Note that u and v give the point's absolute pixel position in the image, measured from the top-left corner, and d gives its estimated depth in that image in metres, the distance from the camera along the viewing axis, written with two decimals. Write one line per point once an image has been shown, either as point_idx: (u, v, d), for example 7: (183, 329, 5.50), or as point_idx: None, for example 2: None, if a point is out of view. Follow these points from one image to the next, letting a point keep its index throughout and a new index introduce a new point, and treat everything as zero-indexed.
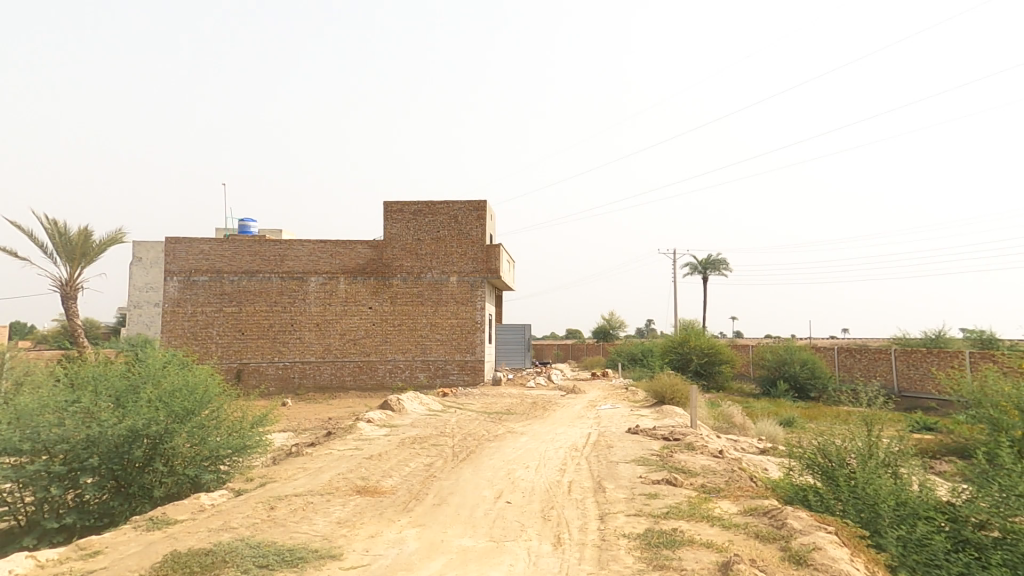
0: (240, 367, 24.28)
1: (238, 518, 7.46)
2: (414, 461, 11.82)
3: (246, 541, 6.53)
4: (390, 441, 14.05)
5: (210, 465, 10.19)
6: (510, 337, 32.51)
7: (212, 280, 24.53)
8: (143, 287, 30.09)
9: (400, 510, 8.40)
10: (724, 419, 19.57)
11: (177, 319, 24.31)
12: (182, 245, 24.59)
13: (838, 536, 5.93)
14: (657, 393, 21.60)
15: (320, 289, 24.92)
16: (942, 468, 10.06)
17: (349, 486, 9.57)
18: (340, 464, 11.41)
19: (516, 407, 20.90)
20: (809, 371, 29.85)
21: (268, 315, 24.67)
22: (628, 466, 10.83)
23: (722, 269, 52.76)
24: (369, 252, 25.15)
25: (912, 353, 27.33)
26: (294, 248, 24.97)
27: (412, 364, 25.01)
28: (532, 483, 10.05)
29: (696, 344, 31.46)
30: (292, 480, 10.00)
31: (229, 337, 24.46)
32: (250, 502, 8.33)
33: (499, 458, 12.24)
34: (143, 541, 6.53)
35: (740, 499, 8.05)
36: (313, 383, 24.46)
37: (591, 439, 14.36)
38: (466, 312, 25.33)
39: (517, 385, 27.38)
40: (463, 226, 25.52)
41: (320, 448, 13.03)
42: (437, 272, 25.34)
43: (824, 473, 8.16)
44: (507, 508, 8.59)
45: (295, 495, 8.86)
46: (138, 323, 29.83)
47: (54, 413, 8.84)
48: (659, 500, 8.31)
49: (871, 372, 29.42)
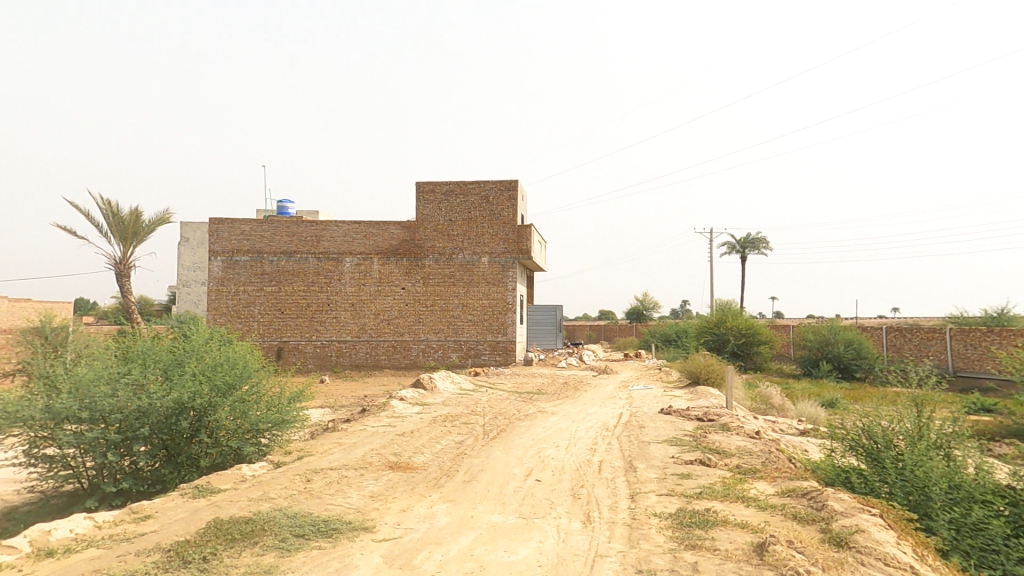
0: (280, 346, 25.15)
1: (276, 489, 7.74)
2: (445, 439, 12.00)
3: (284, 511, 6.75)
4: (423, 418, 14.29)
5: (252, 438, 10.62)
6: (541, 318, 32.45)
7: (253, 260, 25.33)
8: (191, 267, 31.41)
9: (430, 486, 8.53)
10: (762, 400, 19.02)
11: (221, 298, 25.31)
12: (224, 226, 25.41)
13: (883, 518, 5.63)
14: (692, 373, 21.16)
15: (354, 270, 25.39)
16: (1002, 451, 9.45)
17: (382, 462, 9.78)
18: (374, 440, 11.68)
19: (548, 387, 20.91)
20: (855, 351, 28.59)
21: (306, 296, 25.38)
22: (660, 446, 10.65)
23: (762, 248, 50.93)
24: (402, 234, 25.41)
25: (970, 333, 25.89)
26: (330, 229, 25.45)
27: (444, 344, 25.32)
28: (562, 462, 10.02)
29: (734, 324, 30.60)
30: (328, 454, 10.31)
31: (270, 316, 25.32)
32: (288, 474, 8.63)
33: (529, 437, 12.27)
34: (189, 507, 6.86)
35: (777, 480, 7.77)
36: (349, 361, 25.13)
37: (622, 420, 14.21)
38: (497, 292, 25.36)
39: (548, 365, 27.39)
40: (495, 206, 25.37)
41: (355, 424, 13.39)
42: (469, 253, 25.38)
43: (869, 455, 7.79)
44: (536, 485, 8.60)
45: (330, 468, 9.12)
46: (187, 301, 31.27)
47: (108, 384, 9.30)
48: (691, 480, 8.13)
49: (923, 353, 27.97)
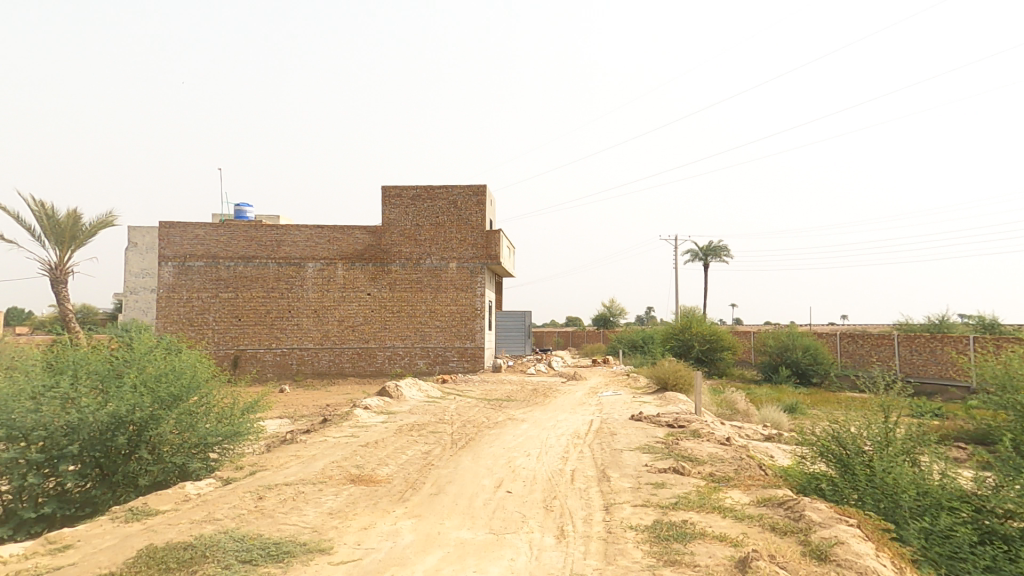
0: (237, 354, 23.90)
1: (223, 509, 7.08)
2: (412, 449, 11.47)
3: (230, 533, 6.15)
4: (387, 428, 13.69)
5: (200, 453, 9.84)
6: (510, 324, 32.15)
7: (208, 265, 24.04)
8: (139, 273, 29.62)
9: (395, 500, 8.02)
10: (727, 406, 19.23)
11: (172, 304, 23.88)
12: (176, 229, 24.05)
13: (860, 529, 5.53)
14: (659, 379, 21.23)
15: (317, 275, 24.46)
16: (960, 454, 9.68)
17: (344, 475, 9.19)
18: (335, 452, 11.04)
19: (517, 394, 20.55)
20: (812, 357, 29.46)
21: (265, 302, 24.25)
22: (632, 454, 10.46)
23: (723, 256, 52.37)
24: (367, 238, 24.66)
25: (915, 339, 27.08)
26: (291, 233, 24.45)
27: (411, 351, 24.64)
28: (533, 472, 9.69)
29: (698, 331, 31.08)
30: (285, 468, 9.64)
31: (226, 323, 24.05)
32: (238, 491, 7.96)
33: (499, 446, 11.88)
34: (120, 533, 6.16)
35: (751, 489, 7.66)
36: (312, 369, 24.13)
37: (593, 427, 13.99)
38: (465, 299, 24.90)
39: (517, 372, 27.06)
40: (463, 212, 24.97)
41: (315, 436, 12.67)
42: (436, 258, 24.86)
43: (840, 462, 7.78)
44: (507, 498, 8.22)
45: (286, 484, 8.49)
46: (135, 309, 29.43)
47: (31, 398, 8.39)
48: (666, 490, 7.93)
49: (874, 357, 29.12)
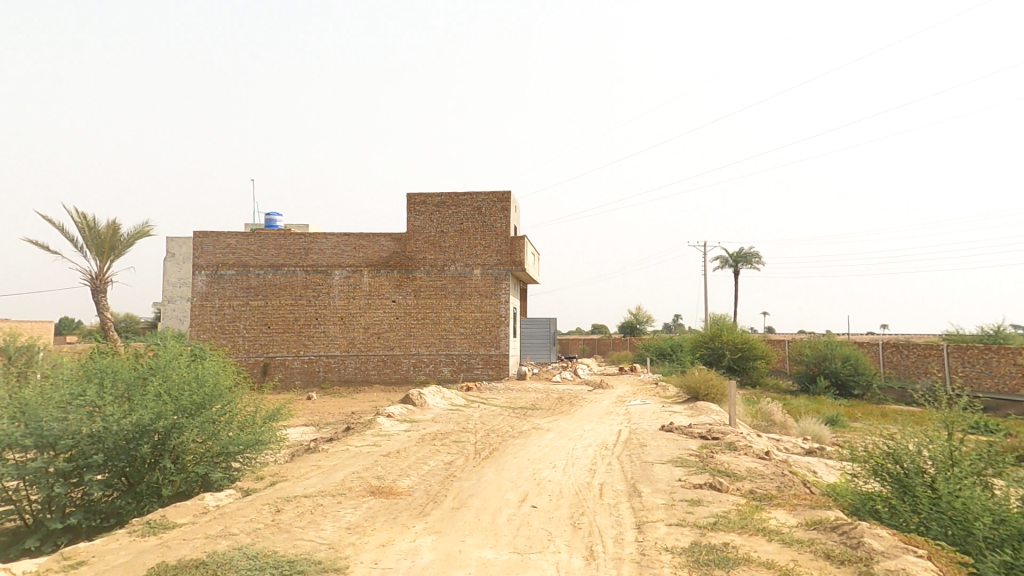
0: (266, 361, 24.17)
1: (240, 523, 6.89)
2: (434, 459, 11.16)
3: (244, 550, 5.92)
4: (410, 437, 13.44)
5: (222, 463, 9.74)
6: (535, 332, 31.71)
7: (239, 274, 24.45)
8: (176, 282, 30.43)
9: (415, 514, 7.70)
10: (762, 417, 18.32)
11: (205, 312, 24.35)
12: (210, 239, 24.57)
13: (931, 561, 4.92)
14: (690, 389, 20.44)
15: (344, 283, 24.59)
16: None
17: (364, 487, 8.94)
18: (356, 462, 10.82)
19: (542, 403, 20.07)
20: (853, 366, 28.06)
21: (293, 309, 24.49)
22: (664, 468, 9.89)
23: (755, 262, 50.78)
24: (392, 245, 24.70)
25: (968, 350, 25.47)
26: (319, 241, 24.69)
27: (436, 359, 24.47)
28: (559, 485, 9.25)
29: (729, 339, 30.02)
30: (305, 478, 9.45)
31: (256, 330, 24.37)
32: (256, 503, 7.78)
33: (523, 457, 11.47)
34: (135, 548, 6.01)
35: (798, 508, 7.05)
36: (338, 376, 24.21)
37: (622, 438, 13.42)
38: (490, 306, 24.62)
39: (542, 380, 26.60)
40: (487, 218, 24.77)
41: (337, 445, 12.50)
42: (460, 265, 24.69)
43: (897, 482, 7.13)
44: (532, 513, 7.79)
45: (305, 495, 8.28)
46: (172, 317, 30.23)
47: (59, 406, 8.43)
48: (703, 508, 7.37)
49: (920, 369, 27.54)
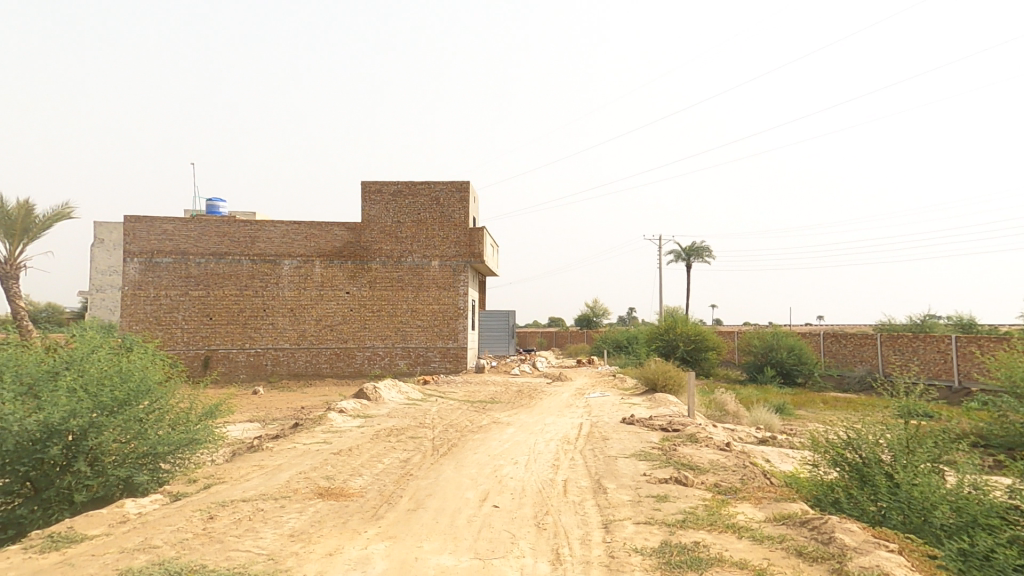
0: (208, 355, 22.58)
1: (164, 534, 6.09)
2: (389, 456, 10.53)
3: (165, 568, 5.17)
4: (363, 434, 12.71)
5: (148, 465, 8.73)
6: (494, 324, 31.30)
7: (177, 262, 22.66)
8: (106, 270, 27.96)
9: (367, 518, 7.10)
10: (716, 407, 18.68)
11: (138, 303, 22.45)
12: (142, 224, 22.61)
13: (904, 556, 4.86)
14: (648, 380, 20.59)
15: (294, 273, 23.25)
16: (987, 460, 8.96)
17: (311, 489, 8.22)
18: (303, 461, 10.02)
19: (502, 396, 19.68)
20: (797, 357, 29.25)
21: (238, 300, 22.96)
22: (628, 462, 9.69)
23: (706, 257, 52.37)
24: (346, 234, 23.54)
25: (898, 339, 27.07)
26: (266, 229, 23.21)
27: (392, 351, 23.61)
28: (522, 482, 8.86)
29: (683, 331, 30.65)
30: (245, 480, 8.61)
31: (196, 322, 22.68)
32: (186, 510, 6.96)
33: (484, 453, 11.02)
34: (30, 571, 5.13)
35: (764, 502, 6.97)
36: (287, 370, 22.94)
37: (583, 431, 13.21)
38: (448, 298, 23.96)
39: (502, 372, 26.24)
40: (446, 208, 24.02)
41: (283, 443, 11.62)
42: (418, 256, 23.88)
43: (857, 472, 7.16)
44: (494, 513, 7.36)
45: (243, 500, 7.49)
46: (101, 308, 27.79)
47: None
48: (670, 504, 7.17)
49: (857, 358, 29.14)
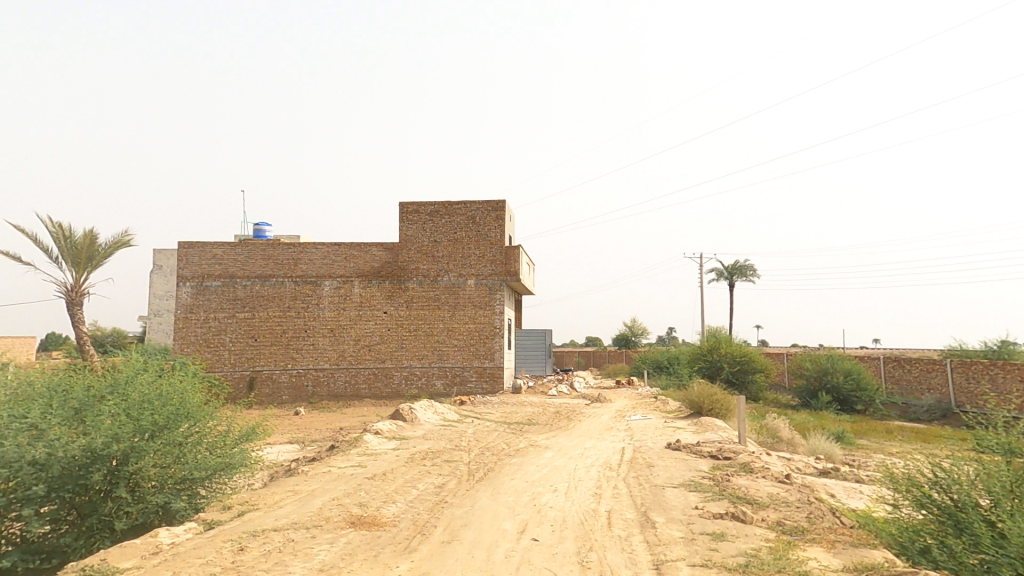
0: (252, 376, 23.08)
1: (192, 567, 5.91)
2: (423, 482, 10.18)
3: None
4: (398, 457, 12.44)
5: (186, 491, 8.69)
6: (531, 344, 30.82)
7: (225, 285, 23.44)
8: (163, 295, 29.29)
9: (400, 551, 6.75)
10: (768, 433, 17.44)
11: (189, 325, 23.27)
12: (195, 249, 23.58)
13: None
14: (693, 404, 19.54)
15: (334, 294, 23.63)
16: None
17: (343, 517, 7.96)
18: (337, 486, 9.80)
19: (539, 418, 19.09)
20: (855, 382, 27.25)
21: (281, 321, 23.46)
22: (677, 492, 8.99)
23: (750, 275, 50.34)
24: (384, 255, 23.82)
25: (972, 365, 24.89)
26: (308, 251, 23.77)
27: (428, 371, 23.48)
28: (562, 512, 8.33)
29: (728, 351, 29.24)
30: (278, 507, 8.44)
31: (242, 343, 23.29)
32: (217, 540, 6.80)
33: (521, 479, 10.52)
34: None
35: (838, 548, 6.26)
36: (327, 391, 23.15)
37: (626, 457, 12.50)
38: (484, 317, 23.72)
39: (539, 394, 25.63)
40: (482, 227, 23.98)
41: (318, 466, 11.48)
42: (454, 275, 23.84)
43: (950, 517, 6.31)
44: (533, 548, 6.86)
45: (275, 529, 7.29)
46: (158, 331, 29.06)
47: None
48: (727, 544, 6.49)
49: (923, 384, 26.96)
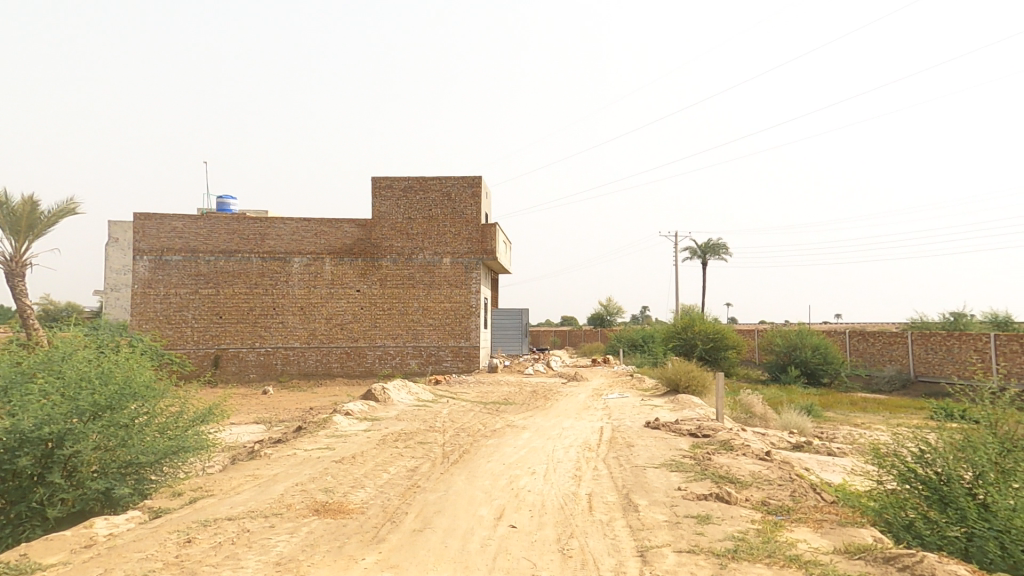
0: (217, 354, 22.02)
1: (129, 564, 5.28)
2: (395, 465, 9.68)
3: None
4: (369, 439, 11.87)
5: (132, 476, 7.92)
6: (507, 323, 30.42)
7: (186, 260, 22.10)
8: (120, 269, 27.60)
9: (367, 541, 6.24)
10: (742, 409, 17.51)
11: (148, 302, 21.96)
12: (152, 222, 22.10)
13: None
14: (669, 381, 19.47)
15: (304, 271, 22.59)
16: None
17: (306, 504, 7.38)
18: (302, 471, 9.19)
19: (516, 397, 18.75)
20: (822, 356, 27.80)
21: (247, 299, 22.35)
22: (659, 473, 8.71)
23: (723, 254, 50.86)
24: (356, 231, 22.82)
25: (931, 337, 25.60)
26: (275, 226, 22.57)
27: (403, 350, 22.84)
28: (541, 496, 7.95)
29: (701, 329, 29.41)
30: (235, 494, 7.80)
31: (206, 320, 22.13)
32: (162, 532, 6.16)
33: (498, 461, 10.12)
34: None
35: (826, 528, 6.03)
36: (298, 369, 22.32)
37: (605, 436, 12.22)
38: (460, 295, 23.11)
39: (515, 372, 25.34)
40: (457, 204, 23.14)
41: (283, 449, 10.82)
42: (429, 253, 23.06)
43: (934, 492, 6.09)
44: (511, 536, 6.44)
45: (229, 518, 6.67)
46: (116, 307, 27.47)
47: None
48: (714, 527, 6.19)
49: (886, 357, 27.75)
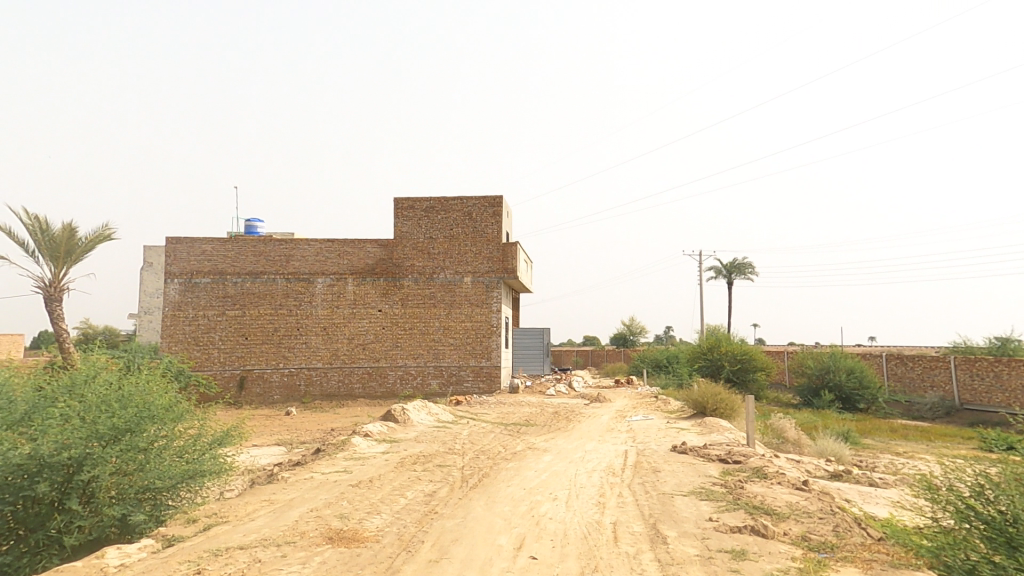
0: (242, 374, 22.27)
1: None
2: (412, 490, 9.43)
3: None
4: (388, 462, 11.66)
5: (149, 501, 7.84)
6: (529, 343, 30.08)
7: (214, 282, 22.58)
8: (153, 292, 28.43)
9: (380, 572, 5.98)
10: (774, 434, 16.71)
11: (177, 323, 22.42)
12: (183, 245, 22.71)
13: None
14: (696, 404, 18.77)
15: (327, 291, 22.82)
16: None
17: (320, 531, 7.17)
18: (318, 495, 9.01)
19: (537, 419, 18.34)
20: (858, 380, 26.56)
21: (271, 319, 22.64)
22: (688, 501, 8.24)
23: (749, 273, 49.74)
24: (378, 252, 23.00)
25: (976, 362, 24.24)
26: (300, 247, 22.94)
27: (424, 371, 22.71)
28: (563, 525, 7.57)
29: (728, 350, 28.53)
30: (249, 520, 7.65)
31: (232, 341, 22.46)
32: (173, 560, 6.02)
33: (518, 486, 9.77)
34: None
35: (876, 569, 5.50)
36: (320, 390, 22.36)
37: (630, 461, 11.73)
38: (481, 315, 22.96)
39: (537, 393, 24.90)
40: (478, 224, 23.18)
41: (301, 472, 10.68)
42: (450, 273, 23.06)
43: (1000, 533, 5.48)
44: (531, 569, 6.09)
45: (241, 546, 6.51)
46: (148, 328, 28.21)
47: None
48: (750, 564, 5.73)
49: (927, 382, 26.36)
